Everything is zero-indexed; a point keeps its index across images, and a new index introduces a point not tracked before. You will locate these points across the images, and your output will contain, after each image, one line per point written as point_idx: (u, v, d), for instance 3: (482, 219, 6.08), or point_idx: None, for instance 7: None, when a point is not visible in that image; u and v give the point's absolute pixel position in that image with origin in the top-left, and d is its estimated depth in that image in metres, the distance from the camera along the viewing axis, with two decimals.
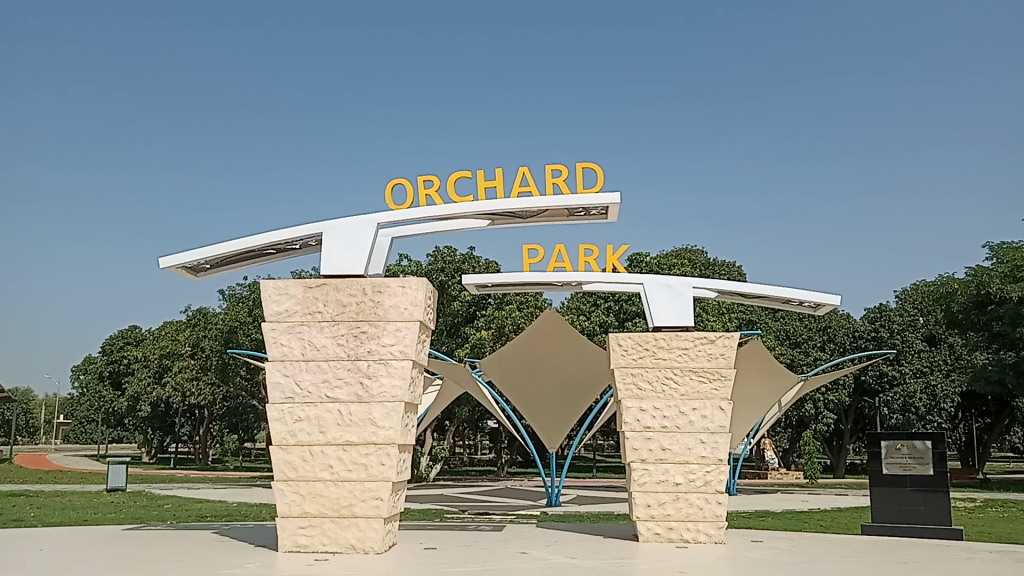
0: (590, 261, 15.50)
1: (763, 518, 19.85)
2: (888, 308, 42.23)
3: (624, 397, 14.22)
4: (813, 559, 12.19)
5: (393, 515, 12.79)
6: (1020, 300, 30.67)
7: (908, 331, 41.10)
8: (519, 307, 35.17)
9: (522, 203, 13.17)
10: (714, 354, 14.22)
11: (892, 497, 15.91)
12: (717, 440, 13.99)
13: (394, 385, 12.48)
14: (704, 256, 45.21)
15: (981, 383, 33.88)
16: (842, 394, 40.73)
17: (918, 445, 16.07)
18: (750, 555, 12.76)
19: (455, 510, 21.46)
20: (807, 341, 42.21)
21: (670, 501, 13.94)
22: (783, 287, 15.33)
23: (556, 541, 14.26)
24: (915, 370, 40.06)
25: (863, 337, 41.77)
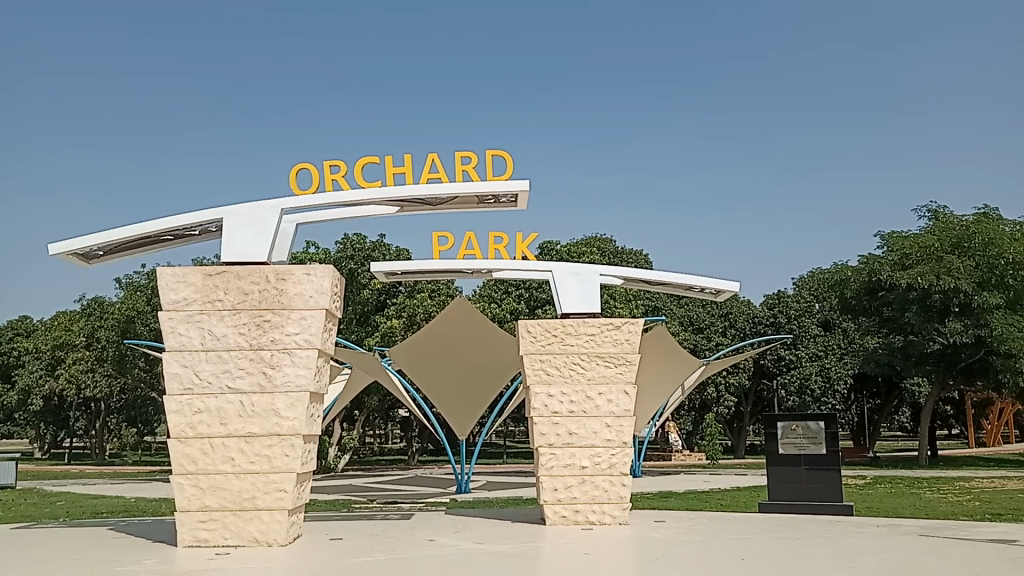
0: (501, 249, 15.56)
1: (666, 498, 20.33)
2: (785, 295, 43.66)
3: (532, 382, 14.34)
4: (712, 537, 12.61)
5: (298, 506, 12.57)
6: (907, 288, 32.32)
7: (805, 317, 42.60)
8: (430, 294, 35.02)
9: (430, 190, 13.14)
10: (620, 340, 14.50)
11: (788, 476, 16.58)
12: (622, 423, 14.28)
13: (298, 375, 12.24)
14: (613, 244, 45.91)
15: (872, 365, 35.03)
16: (741, 377, 42.15)
17: (812, 425, 16.73)
18: (652, 534, 13.09)
19: (362, 499, 21.28)
20: (709, 327, 43.62)
21: (576, 485, 14.17)
22: (685, 275, 15.72)
23: (463, 527, 14.31)
24: (810, 353, 41.64)
25: (763, 323, 43.15)
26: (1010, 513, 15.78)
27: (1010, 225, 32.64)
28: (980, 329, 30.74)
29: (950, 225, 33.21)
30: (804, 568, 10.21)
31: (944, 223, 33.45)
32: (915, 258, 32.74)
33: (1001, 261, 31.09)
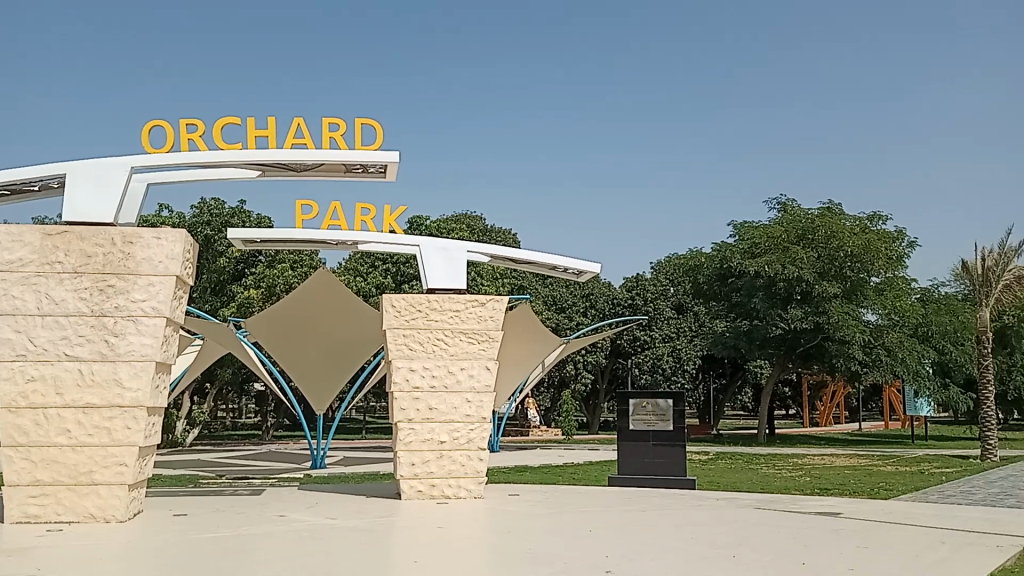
0: (367, 221, 15.31)
1: (521, 472, 20.73)
2: (643, 278, 45.22)
3: (394, 357, 14.22)
4: (563, 510, 12.98)
5: (140, 481, 11.97)
6: (755, 275, 34.31)
7: (660, 300, 44.29)
8: (292, 265, 34.05)
9: (294, 156, 12.74)
10: (484, 317, 14.60)
11: (637, 450, 17.30)
12: (482, 399, 14.42)
13: (144, 344, 11.62)
14: (481, 221, 46.03)
15: (719, 347, 36.49)
16: (599, 356, 43.45)
17: (660, 403, 17.33)
18: (506, 508, 13.33)
19: (211, 474, 20.54)
20: (572, 307, 44.66)
21: (434, 459, 14.22)
22: (549, 255, 15.98)
23: (316, 502, 14.08)
24: (664, 335, 43.38)
25: (621, 304, 44.57)
26: (835, 487, 17.06)
27: (850, 219, 34.82)
28: (819, 316, 32.92)
29: (796, 217, 35.20)
30: (647, 539, 10.69)
31: (792, 215, 35.40)
32: (763, 247, 34.66)
33: (840, 253, 33.27)
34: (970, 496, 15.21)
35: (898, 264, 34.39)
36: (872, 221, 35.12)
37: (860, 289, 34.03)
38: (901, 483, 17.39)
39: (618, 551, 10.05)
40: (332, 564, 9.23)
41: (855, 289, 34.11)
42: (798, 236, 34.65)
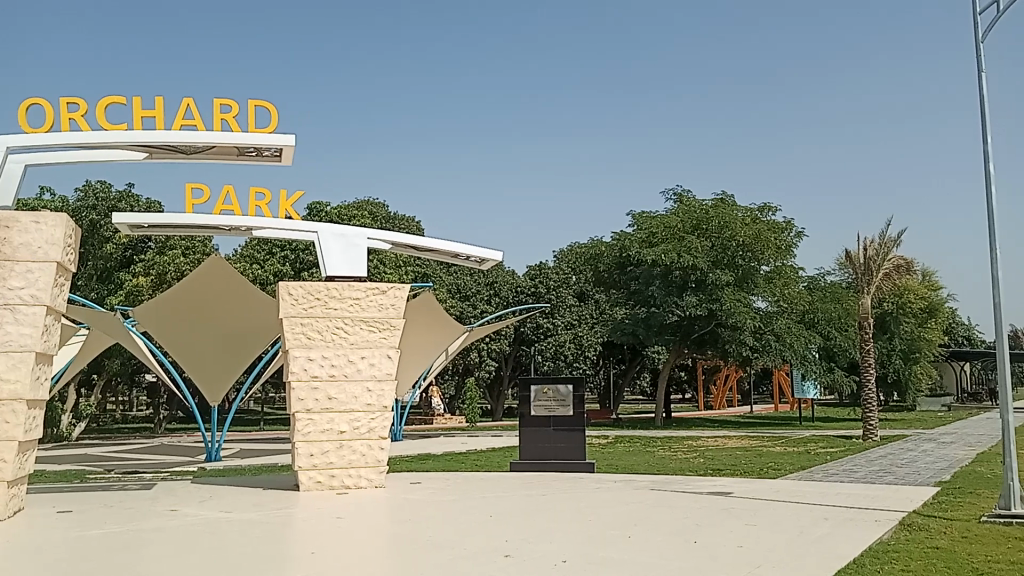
0: (262, 207, 14.92)
1: (424, 460, 20.67)
2: (546, 267, 45.72)
3: (292, 347, 13.90)
4: (464, 498, 13.03)
5: (20, 477, 11.36)
6: (652, 264, 35.19)
7: (562, 288, 44.82)
8: (184, 252, 32.83)
9: (184, 138, 12.27)
10: (384, 305, 14.45)
11: (537, 436, 17.51)
12: (383, 387, 14.30)
13: (22, 334, 10.98)
14: (384, 208, 45.48)
15: (619, 333, 37.07)
16: (503, 344, 43.69)
17: (560, 388, 17.57)
18: (407, 496, 13.29)
19: (97, 469, 19.63)
20: (476, 295, 44.70)
21: (333, 450, 14.03)
22: (451, 243, 15.93)
23: (210, 496, 13.66)
24: (566, 322, 43.95)
25: (524, 292, 44.90)
26: (728, 468, 17.72)
27: (742, 210, 36.05)
28: (712, 303, 34.02)
29: (691, 208, 36.20)
30: (546, 523, 10.84)
31: (687, 206, 36.38)
32: (659, 237, 35.55)
33: (732, 243, 34.48)
34: (851, 474, 16.06)
35: (787, 254, 35.82)
36: (762, 212, 36.46)
37: (751, 278, 35.23)
38: (790, 463, 18.20)
39: (517, 536, 10.15)
40: (225, 558, 8.97)
41: (747, 278, 35.34)
42: (693, 226, 35.67)
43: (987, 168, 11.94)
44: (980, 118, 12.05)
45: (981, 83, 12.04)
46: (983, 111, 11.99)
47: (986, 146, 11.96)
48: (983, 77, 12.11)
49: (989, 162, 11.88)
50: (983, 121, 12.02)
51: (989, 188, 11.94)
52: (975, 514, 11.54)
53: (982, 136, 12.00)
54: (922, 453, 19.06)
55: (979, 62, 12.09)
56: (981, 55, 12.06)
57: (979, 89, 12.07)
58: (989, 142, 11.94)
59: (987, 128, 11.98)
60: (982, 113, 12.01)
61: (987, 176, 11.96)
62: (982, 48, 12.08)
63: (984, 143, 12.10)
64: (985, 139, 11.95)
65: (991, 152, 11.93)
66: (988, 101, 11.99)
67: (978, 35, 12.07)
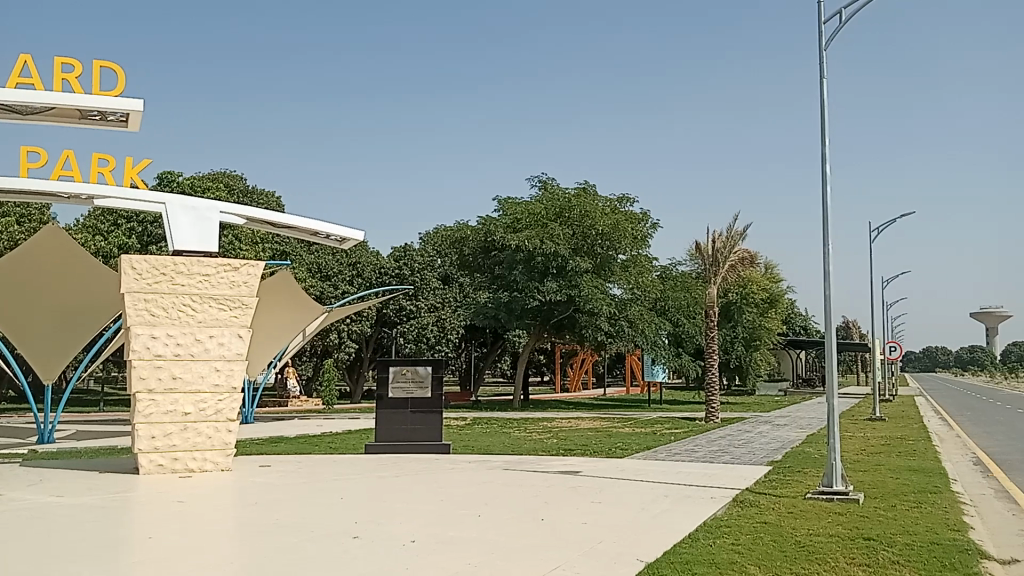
0: (106, 174, 14.05)
1: (275, 443, 20.15)
2: (411, 248, 45.42)
3: (134, 324, 13.21)
4: (315, 480, 12.83)
5: None
6: (516, 249, 35.56)
7: (426, 271, 44.63)
8: (18, 220, 30.48)
9: (19, 98, 11.40)
10: (236, 283, 13.95)
11: (394, 418, 17.43)
12: (232, 367, 13.83)
13: None
14: (242, 182, 43.87)
15: (480, 316, 37.24)
16: (363, 325, 43.10)
17: (420, 370, 17.57)
18: (255, 479, 12.94)
19: None
20: (337, 275, 43.74)
21: (177, 432, 13.46)
22: (309, 220, 15.53)
23: (39, 479, 12.84)
24: (429, 305, 43.80)
25: (388, 273, 44.40)
26: (580, 448, 18.28)
27: (603, 200, 37.06)
28: (571, 289, 34.89)
29: (555, 195, 36.86)
30: (398, 504, 10.84)
31: (550, 194, 37.02)
32: (524, 223, 35.96)
33: (593, 231, 35.42)
34: (692, 454, 16.92)
35: (643, 244, 37.18)
36: (621, 203, 37.65)
37: (608, 265, 36.37)
38: (637, 443, 18.95)
39: (367, 517, 10.11)
40: (54, 545, 8.45)
41: (604, 265, 36.44)
42: (557, 214, 36.35)
43: (824, 168, 12.82)
44: (820, 120, 12.91)
45: (823, 86, 12.89)
46: (823, 113, 12.85)
47: (824, 147, 12.83)
48: (825, 82, 12.96)
49: (826, 163, 12.77)
50: (822, 124, 12.88)
51: (825, 187, 12.81)
52: (800, 491, 12.42)
53: (822, 138, 12.86)
54: (757, 434, 20.31)
55: (821, 68, 12.94)
56: (823, 60, 12.89)
57: (821, 93, 12.91)
58: (826, 144, 12.82)
59: (825, 131, 12.86)
60: (822, 115, 12.87)
61: (823, 175, 12.83)
62: (825, 54, 12.91)
63: (822, 143, 12.97)
64: (823, 140, 12.82)
65: (828, 153, 12.82)
66: (828, 105, 12.85)
67: (822, 42, 12.90)
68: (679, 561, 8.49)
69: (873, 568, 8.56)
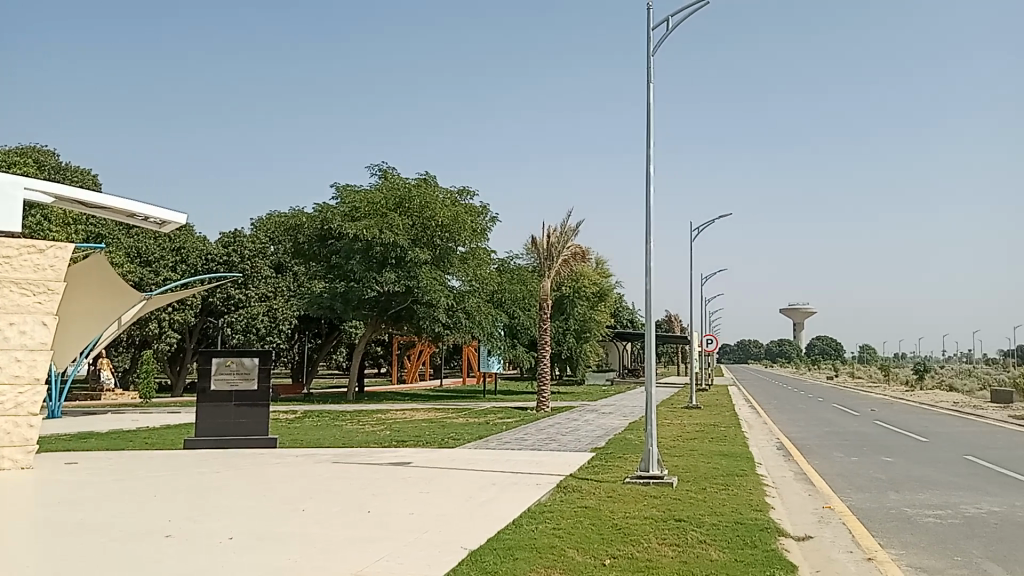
0: None
1: (85, 439, 18.87)
2: (241, 235, 43.73)
3: None
4: (129, 476, 12.15)
5: None
6: (354, 238, 34.92)
7: (257, 258, 43.05)
8: None
9: None
10: (41, 266, 12.90)
11: (216, 412, 16.78)
12: (35, 358, 12.81)
13: None
14: (54, 158, 40.67)
15: (315, 307, 36.38)
16: (187, 314, 40.84)
17: (246, 362, 16.97)
18: (60, 477, 12.09)
19: None
20: (159, 261, 41.62)
21: None
22: (127, 201, 14.56)
23: None
24: (259, 294, 42.08)
25: (215, 260, 42.48)
26: (411, 439, 18.34)
27: (443, 191, 37.19)
28: (409, 280, 34.76)
29: (395, 185, 36.59)
30: (218, 500, 10.46)
31: (390, 183, 36.73)
32: (362, 212, 35.42)
33: (432, 222, 35.39)
34: (522, 442, 17.39)
35: (481, 237, 37.64)
36: (461, 195, 37.95)
37: (447, 257, 36.53)
38: (468, 433, 19.24)
39: (184, 515, 9.69)
40: None
41: (443, 257, 36.54)
42: (396, 204, 36.05)
43: (647, 169, 13.48)
44: (645, 122, 13.55)
45: (648, 91, 13.54)
46: (648, 116, 13.49)
47: (648, 148, 13.50)
48: (650, 86, 13.61)
49: (650, 163, 13.45)
50: (647, 126, 13.52)
51: (648, 187, 13.47)
52: (620, 476, 13.05)
53: (646, 139, 13.51)
54: (584, 422, 21.15)
55: (648, 72, 13.57)
56: (650, 66, 13.52)
57: (646, 97, 13.55)
58: (651, 145, 13.47)
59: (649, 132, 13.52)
60: (646, 118, 13.51)
61: (647, 175, 13.49)
62: (651, 60, 13.54)
63: (647, 145, 13.63)
64: (647, 143, 13.47)
65: (652, 154, 13.48)
66: (654, 108, 13.50)
67: (649, 47, 13.53)
68: (503, 547, 8.71)
69: (682, 547, 9.12)
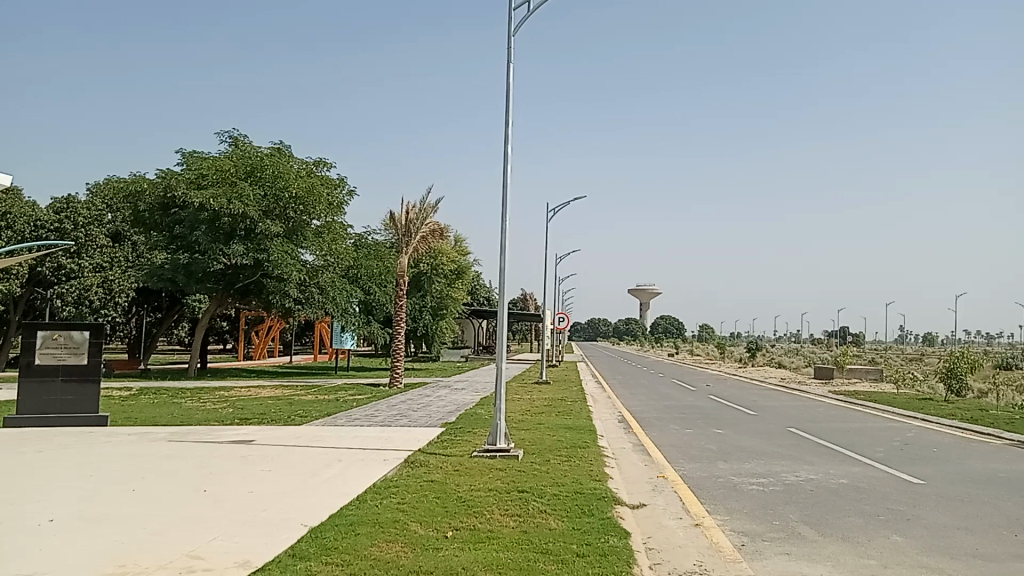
0: None
1: None
2: (75, 200, 40.86)
3: None
4: None
5: None
6: (200, 208, 33.34)
7: (92, 226, 40.39)
8: None
9: None
10: None
11: (42, 389, 15.79)
12: None
13: None
14: None
15: (155, 279, 34.60)
16: (12, 285, 37.82)
17: (75, 336, 15.86)
18: None
19: None
20: None
21: None
22: None
23: None
24: (94, 265, 39.47)
25: (45, 227, 39.54)
26: (256, 416, 17.85)
27: (297, 162, 36.18)
28: (259, 253, 33.60)
29: (246, 153, 35.21)
30: (39, 481, 9.79)
31: (241, 151, 35.33)
32: (209, 179, 33.84)
33: (284, 193, 34.27)
34: (371, 419, 17.30)
35: (337, 210, 36.97)
36: (317, 166, 37.09)
37: (300, 231, 35.59)
38: (316, 410, 18.94)
39: (1, 498, 9.02)
40: None
41: (296, 230, 35.57)
42: (247, 172, 34.76)
43: (505, 148, 13.57)
44: (505, 102, 13.61)
45: (509, 70, 13.58)
46: (508, 96, 13.56)
47: (507, 127, 13.58)
48: (510, 65, 13.67)
49: (508, 142, 13.56)
50: (507, 105, 13.59)
51: (505, 166, 13.58)
52: (468, 450, 13.25)
53: (505, 119, 13.59)
54: (435, 399, 21.28)
55: (509, 51, 13.56)
56: (511, 45, 13.52)
57: (506, 77, 13.60)
58: (509, 124, 13.57)
59: (508, 112, 13.60)
60: (506, 98, 13.57)
61: (505, 154, 13.57)
62: (513, 39, 13.54)
63: (505, 124, 13.72)
64: (506, 121, 13.55)
65: (510, 134, 13.58)
66: (513, 88, 13.57)
67: (512, 26, 13.52)
68: (345, 523, 8.65)
69: (523, 517, 9.36)
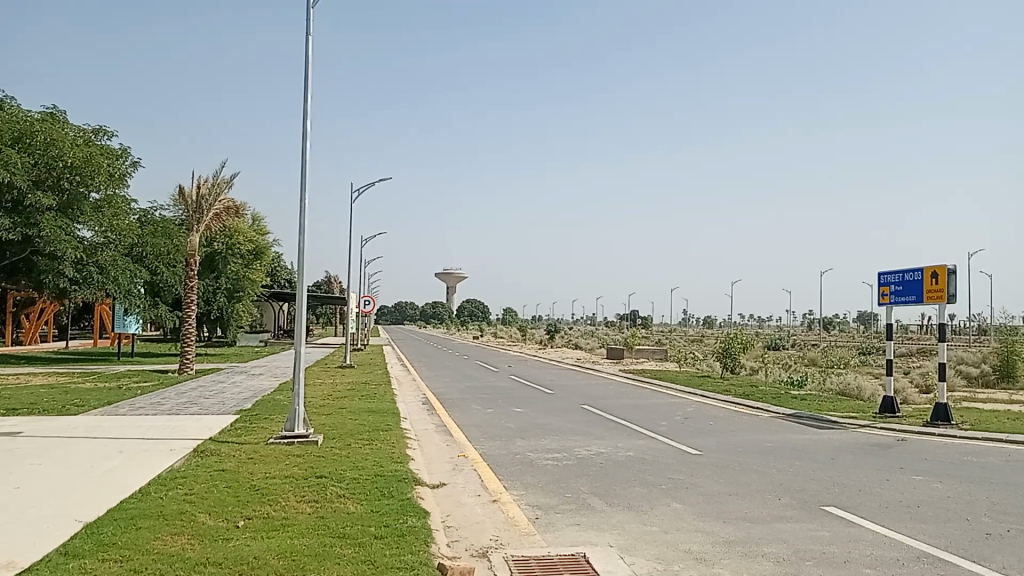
0: None
1: None
2: None
3: None
4: None
5: None
6: None
7: None
8: None
9: None
10: None
11: None
12: None
13: None
14: None
15: None
16: None
17: None
18: None
19: None
20: None
21: None
22: None
23: None
24: None
25: None
26: (21, 408, 16.21)
27: (74, 129, 33.22)
28: (28, 228, 30.40)
29: (12, 117, 31.75)
30: None
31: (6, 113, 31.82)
32: None
33: (58, 163, 31.20)
34: (156, 407, 16.25)
35: (119, 183, 34.37)
36: (96, 135, 34.26)
37: (77, 204, 32.69)
38: (94, 399, 17.51)
39: None
40: None
41: (71, 204, 32.61)
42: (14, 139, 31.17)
43: (304, 122, 13.11)
44: (304, 75, 13.14)
45: (308, 42, 13.08)
46: (307, 69, 13.10)
47: (306, 101, 13.12)
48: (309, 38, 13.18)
49: (306, 117, 13.10)
50: (306, 78, 13.12)
51: (304, 141, 13.14)
52: (263, 437, 12.78)
53: (305, 93, 13.12)
54: (229, 385, 20.34)
55: (308, 21, 13.05)
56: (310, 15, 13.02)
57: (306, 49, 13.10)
58: (308, 99, 13.12)
59: (307, 86, 13.14)
60: (305, 71, 13.09)
61: (303, 129, 13.11)
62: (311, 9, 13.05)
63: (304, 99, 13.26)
64: (305, 95, 13.09)
65: (309, 109, 13.13)
66: (312, 60, 13.11)
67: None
68: (125, 517, 8.08)
69: (320, 503, 9.17)
